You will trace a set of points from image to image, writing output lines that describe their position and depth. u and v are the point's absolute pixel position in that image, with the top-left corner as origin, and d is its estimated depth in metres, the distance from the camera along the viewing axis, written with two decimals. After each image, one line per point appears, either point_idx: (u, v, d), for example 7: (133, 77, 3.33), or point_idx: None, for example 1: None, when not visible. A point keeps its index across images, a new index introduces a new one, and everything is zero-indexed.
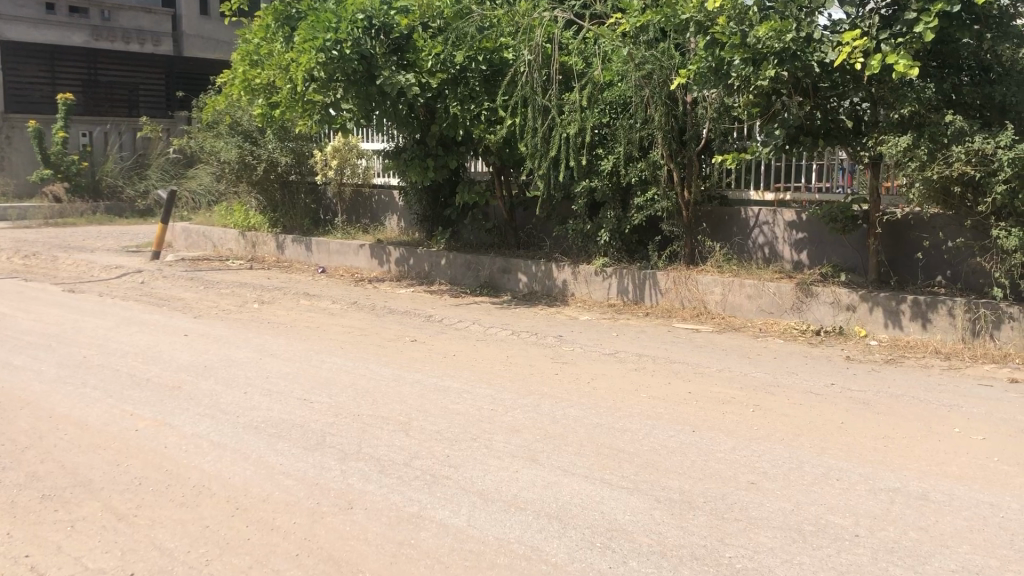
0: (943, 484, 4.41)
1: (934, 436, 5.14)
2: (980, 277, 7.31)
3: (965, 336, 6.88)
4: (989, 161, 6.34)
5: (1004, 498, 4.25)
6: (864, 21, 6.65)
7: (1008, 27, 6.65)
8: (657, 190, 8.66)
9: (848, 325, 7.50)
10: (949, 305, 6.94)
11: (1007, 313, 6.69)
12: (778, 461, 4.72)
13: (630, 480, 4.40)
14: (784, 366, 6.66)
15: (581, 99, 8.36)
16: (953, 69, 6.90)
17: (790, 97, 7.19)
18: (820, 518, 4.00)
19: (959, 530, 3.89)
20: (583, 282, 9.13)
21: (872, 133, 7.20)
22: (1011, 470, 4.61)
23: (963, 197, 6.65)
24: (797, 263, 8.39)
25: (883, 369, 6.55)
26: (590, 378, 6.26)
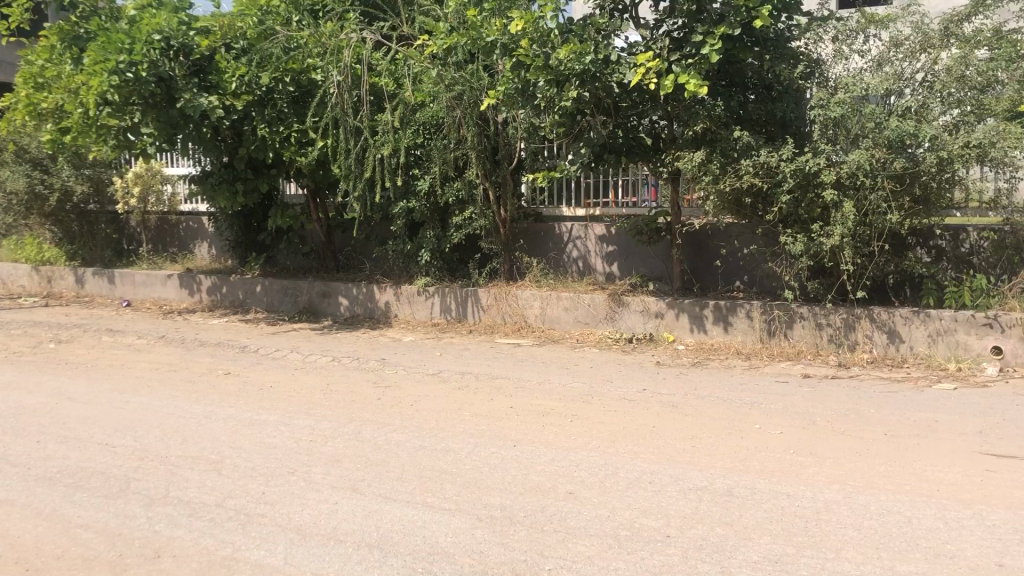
0: (746, 480, 4.67)
1: (738, 433, 5.44)
2: (773, 281, 7.86)
3: (762, 336, 7.35)
4: (774, 173, 6.83)
5: (799, 488, 4.54)
6: (656, 44, 7.08)
7: (784, 48, 7.16)
8: (474, 208, 8.78)
9: (657, 331, 7.86)
10: (747, 308, 7.40)
11: (798, 313, 7.20)
12: (595, 469, 4.85)
13: (453, 501, 4.39)
14: (600, 375, 6.87)
15: (394, 119, 8.36)
16: (739, 88, 7.37)
17: (593, 116, 7.50)
18: (635, 522, 4.15)
19: (760, 522, 4.13)
20: (404, 303, 9.10)
21: (670, 149, 7.61)
22: (805, 461, 4.95)
23: (754, 207, 7.14)
24: (609, 275, 8.72)
25: (690, 372, 6.90)
26: (412, 400, 6.22)
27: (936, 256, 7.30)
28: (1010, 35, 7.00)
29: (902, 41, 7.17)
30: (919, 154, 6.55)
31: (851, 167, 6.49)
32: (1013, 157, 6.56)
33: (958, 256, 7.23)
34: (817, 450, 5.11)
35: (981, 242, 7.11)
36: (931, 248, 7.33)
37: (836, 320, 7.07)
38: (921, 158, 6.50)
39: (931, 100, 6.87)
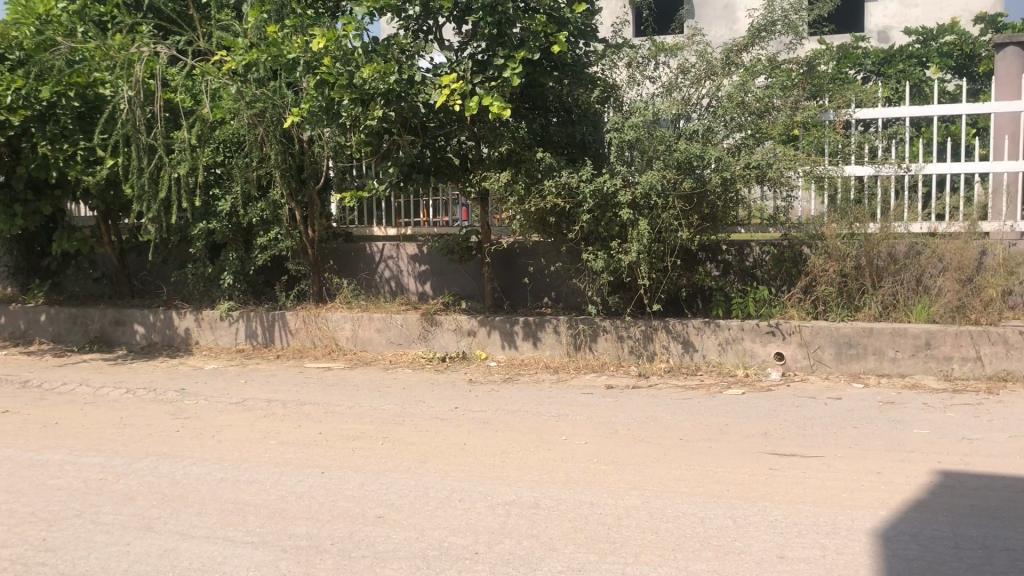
0: (552, 491, 4.78)
1: (545, 446, 5.57)
2: (578, 296, 8.16)
3: (569, 350, 7.59)
4: (575, 193, 7.08)
5: (603, 496, 4.70)
6: (460, 66, 7.17)
7: (582, 73, 7.52)
8: (279, 229, 8.57)
9: (469, 349, 7.93)
10: (554, 323, 7.61)
11: (602, 327, 7.48)
12: (404, 491, 4.82)
13: (255, 533, 4.23)
14: (412, 396, 6.85)
15: (191, 137, 7.93)
16: (542, 110, 7.68)
17: (400, 135, 7.51)
18: (443, 541, 4.15)
19: (565, 532, 4.24)
20: (207, 329, 8.72)
21: (476, 169, 7.79)
22: (608, 469, 5.13)
23: (558, 225, 7.40)
24: (421, 294, 8.74)
25: (500, 388, 7.00)
26: (215, 430, 5.95)
27: (724, 269, 7.79)
28: (784, 65, 7.50)
29: (689, 68, 7.49)
30: (706, 175, 6.93)
31: (644, 188, 6.82)
32: (788, 178, 7.15)
33: (743, 269, 7.77)
34: (619, 458, 5.32)
35: (763, 256, 7.70)
36: (719, 262, 7.81)
37: (636, 332, 7.40)
38: (708, 178, 6.92)
39: (715, 124, 7.26)
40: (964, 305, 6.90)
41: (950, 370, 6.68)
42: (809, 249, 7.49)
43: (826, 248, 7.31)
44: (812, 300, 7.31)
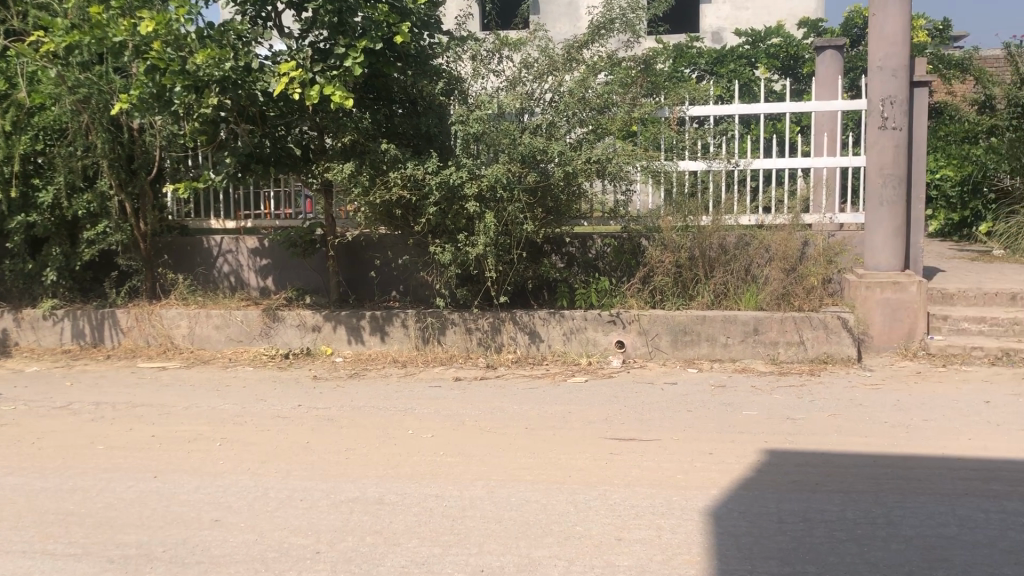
0: (397, 486, 4.75)
1: (391, 440, 5.52)
2: (426, 289, 8.13)
3: (417, 344, 7.54)
4: (421, 185, 7.03)
5: (448, 488, 4.71)
6: (300, 55, 7.00)
7: (426, 65, 7.40)
8: (108, 222, 8.07)
9: (314, 345, 7.74)
10: (402, 317, 7.54)
11: (450, 320, 7.47)
12: (243, 492, 4.66)
13: (79, 545, 3.99)
14: (253, 394, 6.63)
15: (4, 124, 7.45)
16: (386, 101, 7.57)
17: (237, 124, 7.27)
18: (283, 542, 4.04)
19: (409, 526, 4.22)
20: (28, 329, 8.15)
21: (319, 160, 7.62)
22: (453, 461, 5.14)
23: (405, 218, 7.36)
24: (263, 289, 8.49)
25: (346, 384, 6.89)
26: (35, 437, 5.57)
27: (569, 261, 7.99)
28: (623, 62, 7.68)
29: (531, 63, 7.56)
30: (550, 169, 7.13)
31: (490, 181, 6.88)
32: (627, 173, 7.32)
33: (585, 261, 7.99)
34: (465, 449, 5.34)
35: (604, 248, 7.93)
36: (564, 254, 8.01)
37: (484, 324, 7.44)
38: (551, 173, 7.11)
39: (558, 119, 7.35)
40: (788, 293, 7.34)
41: (777, 354, 7.08)
42: (646, 241, 7.74)
43: (662, 240, 7.59)
44: (650, 290, 7.59)
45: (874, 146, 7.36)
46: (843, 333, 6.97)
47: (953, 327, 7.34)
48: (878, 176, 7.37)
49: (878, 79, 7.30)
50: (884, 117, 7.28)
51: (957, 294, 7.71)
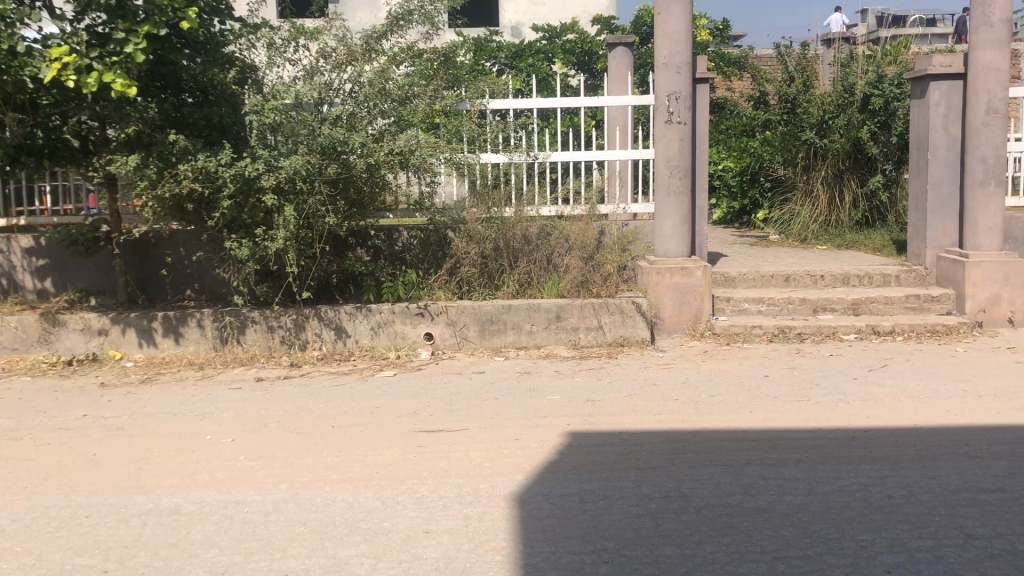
0: (195, 495, 4.52)
1: (187, 447, 5.25)
2: (222, 287, 7.80)
3: (215, 345, 7.22)
4: (213, 178, 6.73)
5: (250, 493, 4.54)
6: (72, 39, 6.43)
7: (217, 53, 7.11)
8: None
9: (101, 350, 7.23)
10: (198, 316, 7.19)
11: (249, 318, 7.20)
12: (21, 514, 4.29)
13: None
14: (31, 406, 6.11)
15: None
16: (174, 89, 7.17)
17: (3, 113, 6.71)
18: (67, 564, 3.76)
19: (208, 535, 4.03)
20: None
21: (100, 152, 7.08)
22: (256, 464, 4.96)
23: (198, 212, 7.02)
24: (41, 292, 7.83)
25: (137, 390, 6.49)
26: None
27: (375, 254, 7.83)
28: (425, 53, 7.66)
29: (329, 53, 7.30)
30: (352, 160, 6.96)
31: (288, 173, 6.69)
32: (431, 164, 7.33)
33: (392, 254, 7.87)
34: (268, 452, 5.16)
35: (410, 240, 7.84)
36: (369, 247, 7.85)
37: (286, 321, 7.22)
38: (353, 164, 6.96)
39: (358, 110, 7.19)
40: (586, 279, 7.63)
41: (577, 339, 7.33)
42: (452, 232, 7.77)
43: (468, 231, 7.63)
44: (457, 281, 7.61)
45: (661, 139, 7.75)
46: (637, 317, 7.32)
47: (735, 308, 7.87)
48: (666, 168, 7.78)
49: (664, 76, 7.70)
50: (669, 112, 7.70)
51: (738, 277, 8.28)
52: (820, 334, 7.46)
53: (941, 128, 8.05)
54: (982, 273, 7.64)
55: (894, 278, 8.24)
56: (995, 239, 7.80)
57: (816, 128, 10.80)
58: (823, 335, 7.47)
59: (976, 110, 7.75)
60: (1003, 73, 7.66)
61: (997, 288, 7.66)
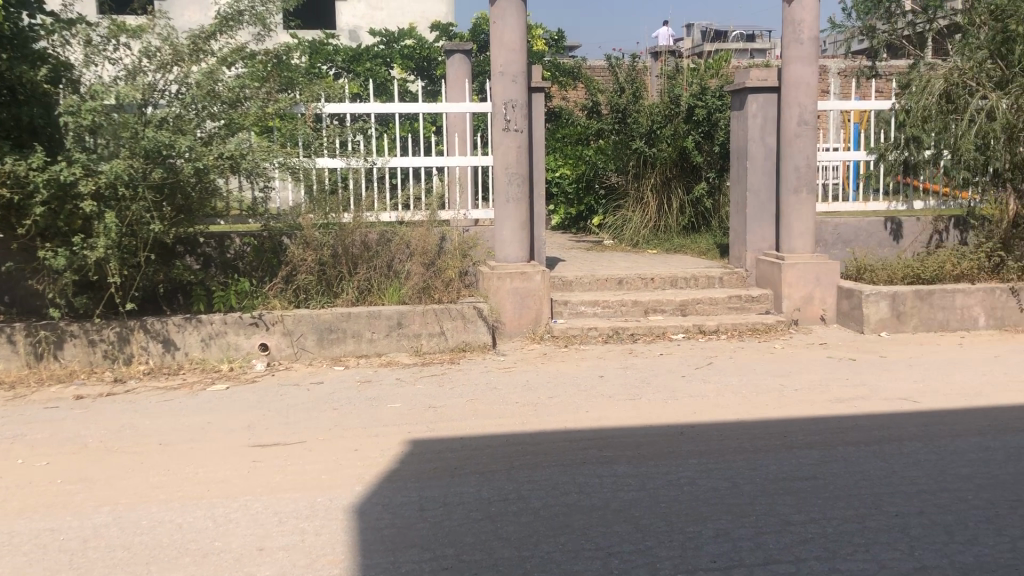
0: (5, 524, 4.20)
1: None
2: (37, 299, 7.30)
3: (28, 361, 6.72)
4: (24, 183, 6.28)
5: (68, 519, 4.25)
6: None
7: (27, 48, 6.69)
8: None
9: None
10: (8, 332, 6.67)
11: (67, 332, 6.76)
12: None
13: None
14: None
15: None
16: None
17: None
18: None
19: (18, 568, 3.75)
20: None
21: None
22: (75, 488, 4.66)
23: (7, 219, 6.53)
24: None
25: None
26: None
27: (204, 262, 7.57)
28: (257, 54, 7.35)
29: (153, 52, 6.87)
30: (179, 164, 6.65)
31: (108, 178, 6.34)
32: (265, 169, 7.11)
33: (223, 262, 7.62)
34: (88, 474, 4.86)
35: (244, 247, 7.61)
36: (199, 255, 7.59)
37: (108, 335, 6.82)
38: (179, 168, 6.64)
39: (186, 112, 6.87)
40: (428, 285, 7.57)
41: (419, 346, 7.30)
42: (288, 239, 7.53)
43: (304, 238, 7.44)
44: (293, 289, 7.41)
45: (499, 146, 7.84)
46: (479, 322, 7.38)
47: (573, 311, 8.06)
48: (504, 175, 7.87)
49: (500, 84, 7.80)
50: (507, 120, 7.79)
51: (575, 280, 8.50)
52: (651, 334, 7.75)
53: (758, 138, 8.60)
54: (796, 274, 8.15)
55: (719, 280, 8.69)
56: (808, 242, 8.33)
57: (646, 137, 11.26)
58: (654, 335, 7.77)
59: (789, 122, 8.27)
60: (811, 88, 8.21)
61: (810, 288, 8.17)
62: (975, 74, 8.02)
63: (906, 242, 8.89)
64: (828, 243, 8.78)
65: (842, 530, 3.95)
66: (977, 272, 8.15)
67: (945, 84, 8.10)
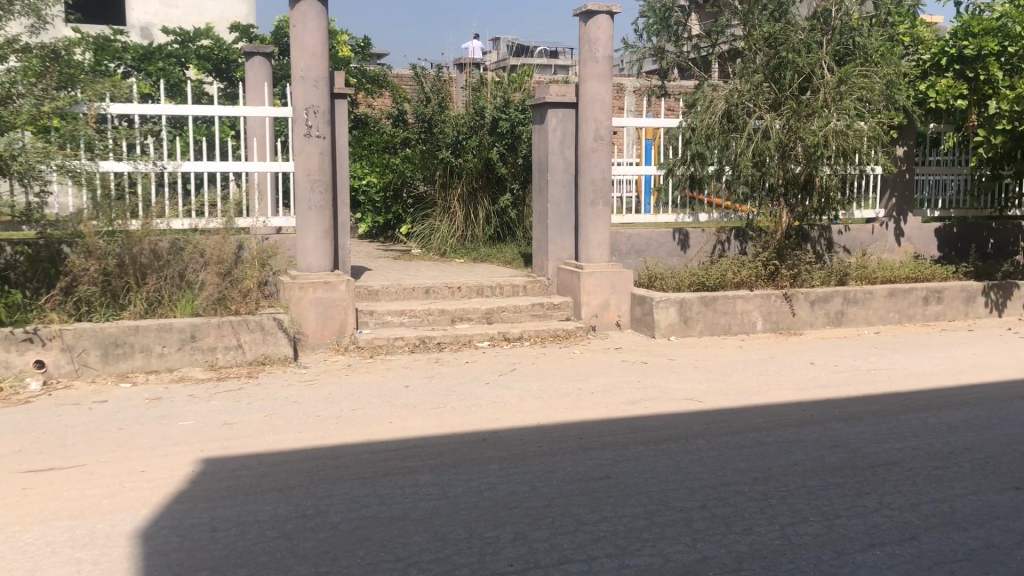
0: None
1: None
2: None
3: None
4: None
5: None
6: None
7: None
8: None
9: None
10: None
11: None
12: None
13: None
14: None
15: None
16: None
17: None
18: None
19: None
20: None
21: None
22: None
23: None
24: None
25: None
26: None
27: None
28: (34, 48, 6.88)
29: None
30: None
31: None
32: (39, 172, 6.57)
33: None
34: None
35: (16, 257, 7.04)
36: None
37: None
38: None
39: None
40: (223, 296, 7.26)
41: (214, 360, 6.99)
42: (68, 248, 7.06)
43: (86, 246, 6.92)
44: (74, 302, 6.87)
45: (300, 152, 7.65)
46: (278, 334, 7.15)
47: (378, 320, 7.97)
48: (306, 182, 7.70)
49: (301, 89, 7.64)
50: (309, 125, 7.63)
51: (380, 290, 8.42)
52: (457, 343, 7.80)
53: (558, 151, 8.90)
54: (594, 281, 8.45)
55: (522, 288, 8.89)
56: (605, 252, 8.67)
57: (452, 147, 11.33)
58: (460, 344, 7.81)
59: (586, 136, 8.59)
60: (606, 104, 8.57)
61: (606, 295, 8.50)
62: (752, 96, 8.67)
63: (692, 251, 9.46)
64: (623, 253, 9.18)
65: (632, 527, 4.13)
66: (755, 280, 8.81)
67: (726, 104, 8.72)
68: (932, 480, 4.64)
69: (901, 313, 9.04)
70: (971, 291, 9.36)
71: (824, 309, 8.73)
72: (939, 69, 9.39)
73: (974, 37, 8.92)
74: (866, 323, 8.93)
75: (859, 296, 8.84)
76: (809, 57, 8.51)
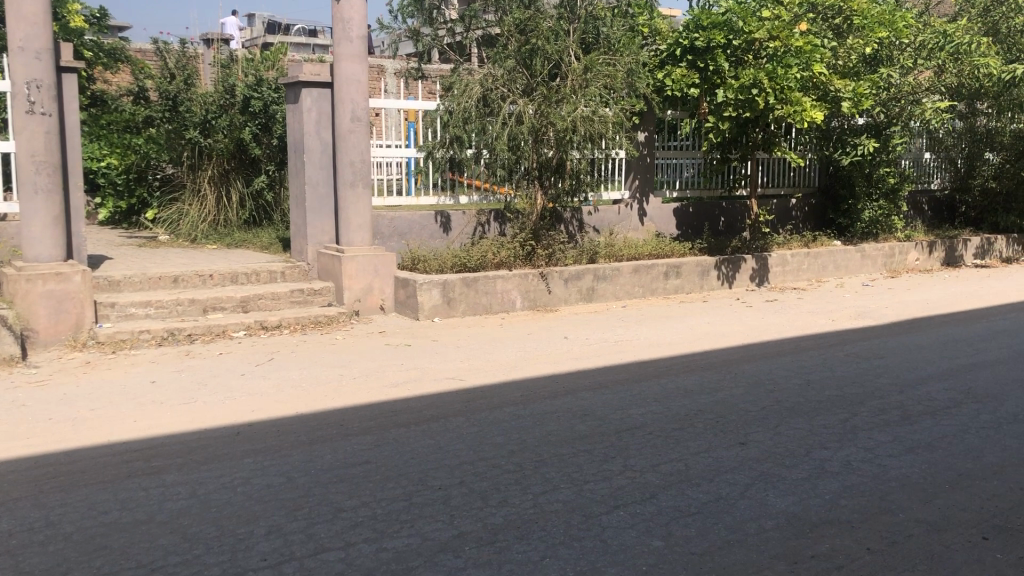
0: None
1: None
2: None
3: None
4: None
5: None
6: None
7: None
8: None
9: None
10: None
11: None
12: None
13: None
14: None
15: None
16: None
17: None
18: None
19: None
20: None
21: None
22: None
23: None
24: None
25: None
26: None
27: None
28: None
29: None
30: None
31: None
32: None
33: None
34: None
35: None
36: None
37: None
38: None
39: None
40: None
41: None
42: None
43: None
44: None
45: (22, 131, 6.93)
46: (2, 331, 6.47)
47: (121, 313, 7.42)
48: (31, 164, 6.99)
49: (21, 61, 6.90)
50: (31, 101, 6.92)
51: (123, 280, 7.83)
52: (210, 333, 7.40)
53: (314, 132, 8.73)
54: (356, 265, 8.33)
55: (280, 274, 8.61)
56: (366, 235, 8.56)
57: (200, 127, 10.68)
58: (213, 334, 7.43)
59: (342, 117, 8.42)
60: (362, 84, 8.44)
61: (369, 279, 8.41)
62: (506, 81, 8.89)
63: (454, 233, 9.58)
64: (384, 236, 9.12)
65: (391, 510, 4.12)
66: (513, 260, 9.04)
67: (481, 88, 8.81)
68: (670, 442, 5.00)
69: (646, 288, 9.67)
70: (706, 265, 10.17)
71: (576, 286, 9.14)
72: (674, 59, 10.09)
73: (704, 29, 9.71)
74: (615, 298, 9.46)
75: (607, 272, 9.34)
76: (557, 45, 8.97)
